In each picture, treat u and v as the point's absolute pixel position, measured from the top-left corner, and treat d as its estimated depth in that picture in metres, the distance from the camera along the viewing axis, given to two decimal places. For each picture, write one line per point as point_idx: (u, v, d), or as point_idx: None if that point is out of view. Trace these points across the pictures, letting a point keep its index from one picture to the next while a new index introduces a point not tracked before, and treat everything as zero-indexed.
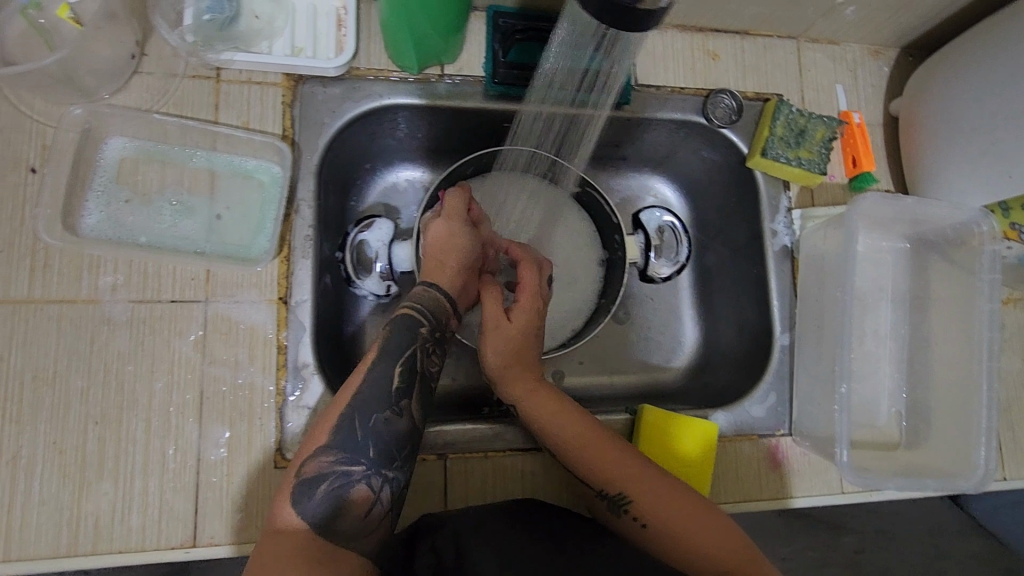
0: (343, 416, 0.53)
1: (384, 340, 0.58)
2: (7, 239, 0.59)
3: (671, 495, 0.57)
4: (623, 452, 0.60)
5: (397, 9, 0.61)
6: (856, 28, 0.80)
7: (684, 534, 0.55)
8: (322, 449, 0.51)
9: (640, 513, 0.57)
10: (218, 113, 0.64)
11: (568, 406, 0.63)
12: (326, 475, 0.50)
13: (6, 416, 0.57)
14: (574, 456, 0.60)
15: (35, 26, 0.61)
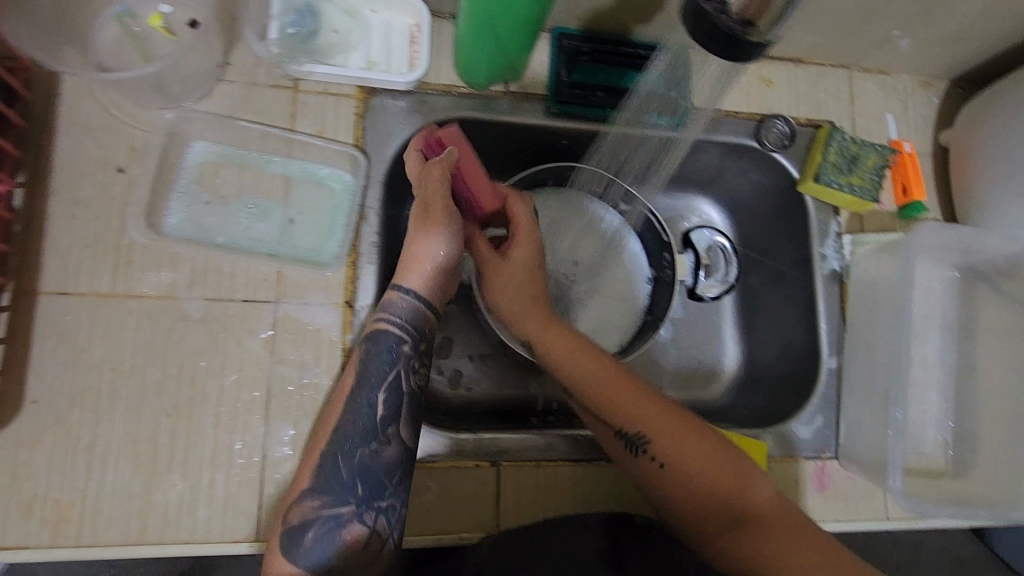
0: (327, 454, 0.55)
1: (361, 367, 0.58)
2: (94, 235, 0.61)
3: (684, 429, 0.59)
4: (640, 391, 0.61)
5: (476, 27, 0.62)
6: (909, 59, 0.81)
7: (697, 468, 0.57)
8: (307, 493, 0.54)
9: (658, 452, 0.58)
10: (295, 122, 0.67)
11: (587, 346, 0.63)
12: (312, 520, 0.53)
13: (84, 405, 0.59)
14: (591, 392, 0.61)
15: (129, 33, 0.64)
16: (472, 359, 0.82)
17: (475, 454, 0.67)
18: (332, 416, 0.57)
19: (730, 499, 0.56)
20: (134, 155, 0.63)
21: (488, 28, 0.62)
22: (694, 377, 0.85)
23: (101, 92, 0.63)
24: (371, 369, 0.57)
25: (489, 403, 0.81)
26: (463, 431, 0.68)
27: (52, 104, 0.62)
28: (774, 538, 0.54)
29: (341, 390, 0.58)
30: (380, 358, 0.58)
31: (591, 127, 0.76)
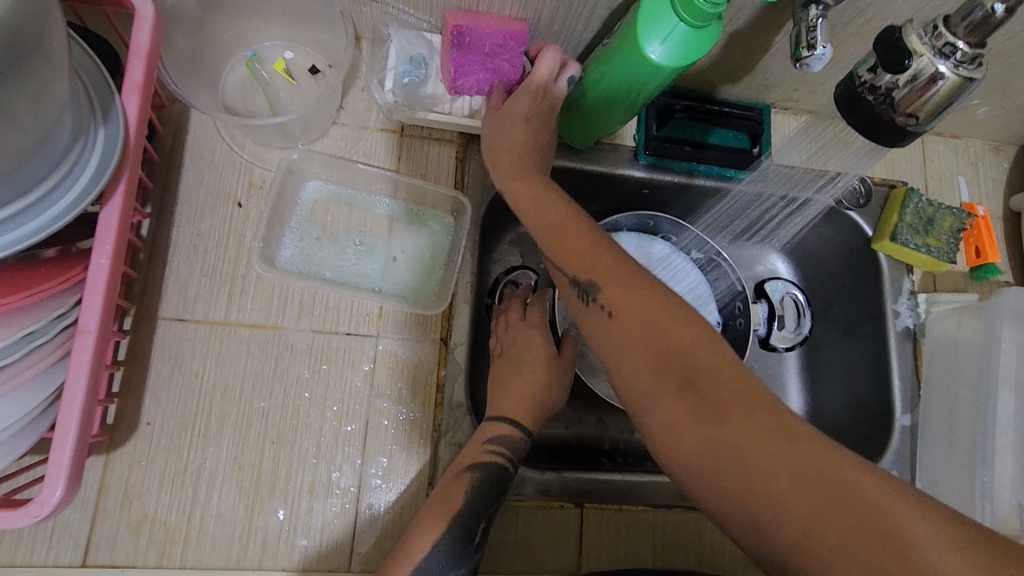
0: (426, 561, 0.56)
1: (467, 494, 0.59)
2: (213, 264, 0.64)
3: (644, 285, 0.53)
4: (598, 243, 0.57)
5: (606, 72, 0.61)
6: (982, 125, 0.84)
7: (647, 318, 0.51)
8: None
9: (608, 299, 0.54)
10: (399, 164, 0.70)
11: (573, 214, 0.59)
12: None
13: (194, 429, 0.61)
14: (552, 243, 0.59)
15: (255, 77, 0.68)
16: None
17: (560, 495, 0.68)
18: (431, 526, 0.58)
19: (684, 350, 0.49)
20: (253, 190, 0.66)
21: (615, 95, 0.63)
22: None
23: (226, 130, 0.67)
24: (481, 491, 0.59)
25: (561, 441, 0.81)
26: (547, 470, 0.69)
27: (180, 140, 0.66)
28: (718, 396, 0.46)
29: (441, 503, 0.59)
30: (487, 487, 0.60)
31: (676, 181, 0.78)
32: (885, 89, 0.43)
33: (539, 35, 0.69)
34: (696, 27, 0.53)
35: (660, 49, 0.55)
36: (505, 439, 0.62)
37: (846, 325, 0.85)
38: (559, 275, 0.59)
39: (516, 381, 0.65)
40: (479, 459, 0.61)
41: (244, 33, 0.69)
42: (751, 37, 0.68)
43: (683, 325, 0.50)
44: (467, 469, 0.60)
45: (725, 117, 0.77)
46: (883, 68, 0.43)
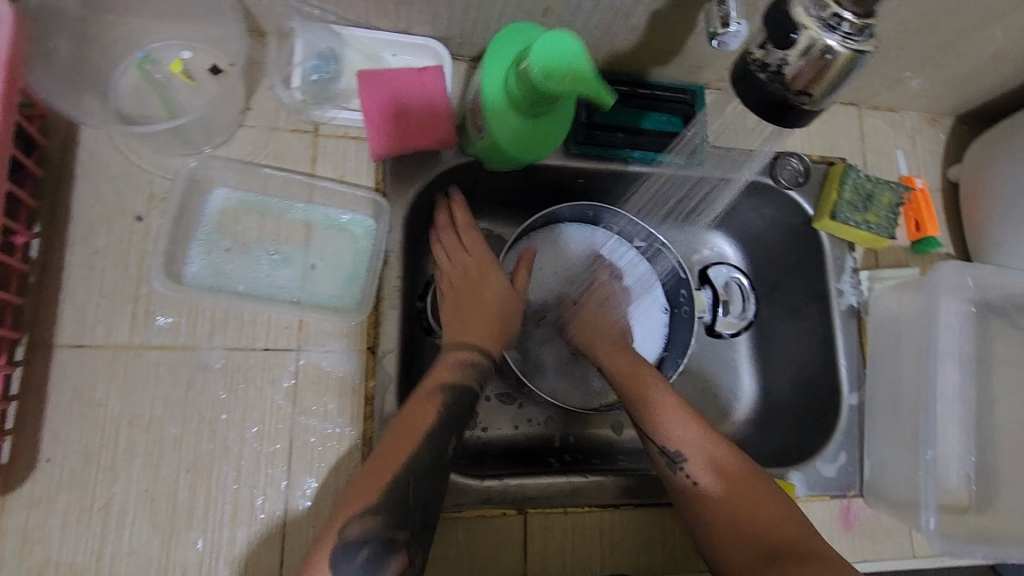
0: (396, 481, 0.55)
1: (439, 410, 0.61)
2: (112, 284, 0.60)
3: (728, 461, 0.63)
4: (685, 412, 0.67)
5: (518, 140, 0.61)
6: (917, 97, 0.83)
7: (730, 492, 0.61)
8: (370, 509, 0.54)
9: (693, 468, 0.63)
10: (315, 166, 0.66)
11: (661, 386, 0.69)
12: (369, 538, 0.53)
13: (100, 462, 0.57)
14: (636, 403, 0.68)
15: (149, 80, 0.63)
16: (489, 400, 0.79)
17: (502, 502, 0.65)
18: (405, 441, 0.58)
19: (763, 519, 0.59)
20: (153, 202, 0.62)
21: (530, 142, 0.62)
22: (707, 412, 0.84)
23: (120, 139, 0.62)
24: (455, 406, 0.62)
25: (508, 445, 0.78)
26: (488, 477, 0.66)
27: (69, 153, 0.61)
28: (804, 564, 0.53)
29: (415, 418, 0.59)
30: (459, 401, 0.62)
31: (612, 169, 0.75)
32: (777, 66, 0.39)
33: (455, 22, 0.66)
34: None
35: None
36: (477, 360, 0.66)
37: (792, 307, 0.84)
38: (643, 437, 0.67)
39: (480, 309, 0.70)
40: (452, 378, 0.63)
41: (135, 32, 0.64)
42: (675, 17, 0.66)
43: (745, 479, 0.62)
44: (439, 387, 0.62)
45: (656, 100, 0.75)
46: (773, 43, 0.39)
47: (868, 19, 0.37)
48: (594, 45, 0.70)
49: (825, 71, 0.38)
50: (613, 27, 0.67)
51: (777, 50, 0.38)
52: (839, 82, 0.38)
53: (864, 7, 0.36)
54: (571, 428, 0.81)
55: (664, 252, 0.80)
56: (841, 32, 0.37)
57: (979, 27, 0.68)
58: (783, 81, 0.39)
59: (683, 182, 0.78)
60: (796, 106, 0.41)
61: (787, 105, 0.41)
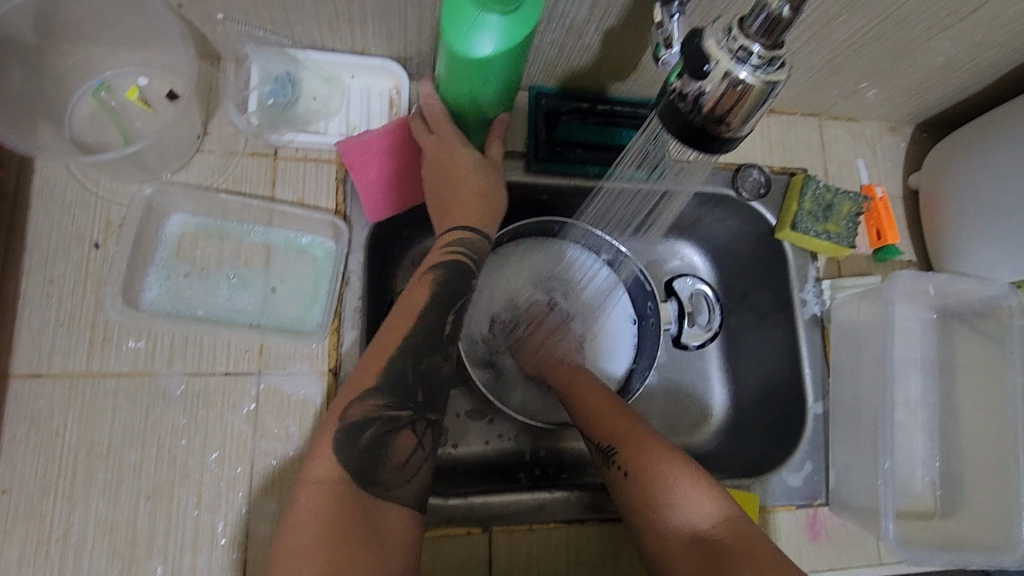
0: (394, 360, 0.58)
1: (434, 290, 0.62)
2: (69, 313, 0.60)
3: (658, 452, 0.63)
4: (622, 410, 0.68)
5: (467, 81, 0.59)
6: (875, 107, 0.84)
7: (660, 482, 0.61)
8: (371, 391, 0.56)
9: (624, 462, 0.64)
10: (275, 189, 0.67)
11: (600, 389, 0.71)
12: (373, 419, 0.56)
13: (58, 492, 0.57)
14: (577, 406, 0.71)
15: (105, 107, 0.63)
16: (458, 416, 0.79)
17: (466, 521, 0.65)
18: (402, 322, 0.60)
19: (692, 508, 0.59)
20: (111, 229, 0.62)
21: (453, 92, 0.62)
22: (680, 422, 0.85)
23: (77, 166, 0.63)
24: (448, 283, 0.62)
25: (480, 462, 0.78)
26: (453, 495, 0.67)
27: (24, 181, 0.62)
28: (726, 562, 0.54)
29: (409, 301, 0.61)
30: (452, 280, 0.62)
31: (573, 183, 0.76)
32: (693, 96, 0.40)
33: (410, 43, 0.66)
34: (510, 9, 0.50)
35: (487, 43, 0.52)
36: (465, 240, 0.64)
37: (759, 316, 0.85)
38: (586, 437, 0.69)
39: (461, 190, 0.65)
40: (442, 260, 0.63)
41: (91, 60, 0.64)
42: (626, 35, 0.66)
43: (675, 467, 0.61)
44: (431, 269, 0.63)
45: (615, 116, 0.76)
46: (687, 75, 0.39)
47: (776, 50, 0.38)
48: (551, 63, 0.71)
49: (740, 102, 0.39)
50: (567, 45, 0.67)
51: (694, 81, 0.39)
52: (754, 111, 0.39)
53: (773, 40, 0.37)
54: (543, 441, 0.81)
55: (627, 263, 0.80)
56: (751, 64, 0.38)
57: (926, 39, 0.69)
58: (701, 110, 0.40)
59: (633, 195, 0.77)
60: (714, 133, 0.42)
61: (705, 132, 0.42)
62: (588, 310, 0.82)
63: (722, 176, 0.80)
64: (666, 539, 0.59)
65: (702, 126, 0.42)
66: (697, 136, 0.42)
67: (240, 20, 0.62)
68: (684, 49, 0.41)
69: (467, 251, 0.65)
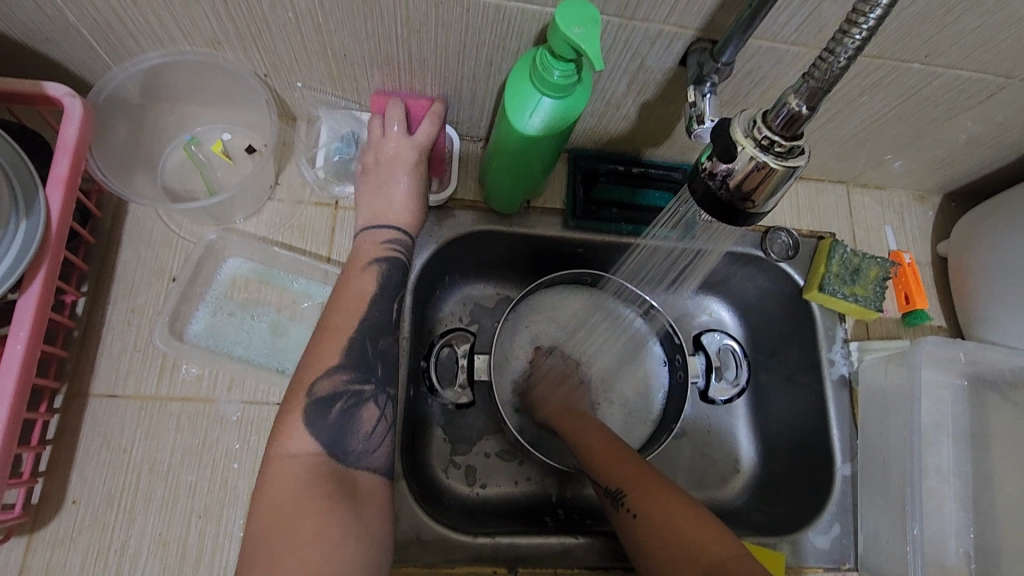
0: (353, 343, 0.60)
1: (380, 278, 0.65)
2: (145, 341, 0.66)
3: (661, 496, 0.63)
4: (628, 456, 0.69)
5: (518, 153, 0.65)
6: (902, 177, 0.87)
7: (667, 523, 0.60)
8: (335, 369, 0.58)
9: (633, 503, 0.64)
10: (334, 236, 0.73)
11: (614, 441, 0.71)
12: (340, 393, 0.57)
13: (120, 505, 0.61)
14: (586, 454, 0.71)
15: (192, 159, 0.71)
16: (488, 457, 0.82)
17: (494, 559, 0.68)
18: (350, 310, 0.62)
19: (701, 547, 0.57)
20: (187, 266, 0.69)
21: (503, 160, 0.67)
22: (707, 475, 0.86)
23: (165, 211, 0.71)
24: (390, 277, 0.65)
25: (506, 501, 0.80)
26: (481, 534, 0.69)
27: (118, 222, 0.70)
28: None
29: (354, 291, 0.64)
30: (395, 274, 0.66)
31: (607, 240, 0.80)
32: (721, 176, 0.44)
33: (463, 111, 0.73)
34: (562, 95, 0.56)
35: (539, 120, 0.58)
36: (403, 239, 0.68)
37: (787, 374, 0.86)
38: (597, 487, 0.69)
39: (408, 191, 0.69)
40: (383, 253, 0.66)
41: (183, 117, 0.73)
42: (661, 109, 0.72)
43: (682, 510, 0.61)
44: (374, 261, 0.66)
45: (649, 178, 0.81)
46: (716, 157, 0.44)
47: (795, 141, 0.43)
48: (591, 129, 0.77)
49: (765, 182, 0.43)
50: (606, 114, 0.74)
51: (722, 162, 0.44)
52: (776, 191, 0.43)
53: (793, 131, 0.42)
54: (569, 488, 0.82)
55: (658, 315, 0.82)
56: (773, 150, 0.42)
57: (948, 119, 0.73)
58: (728, 186, 0.44)
59: (667, 253, 0.81)
60: (741, 206, 0.46)
61: (733, 205, 0.46)
62: (618, 362, 0.85)
63: (753, 237, 0.84)
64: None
65: (728, 200, 0.46)
66: (724, 207, 0.46)
67: (316, 88, 0.70)
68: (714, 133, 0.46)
69: (402, 248, 0.68)
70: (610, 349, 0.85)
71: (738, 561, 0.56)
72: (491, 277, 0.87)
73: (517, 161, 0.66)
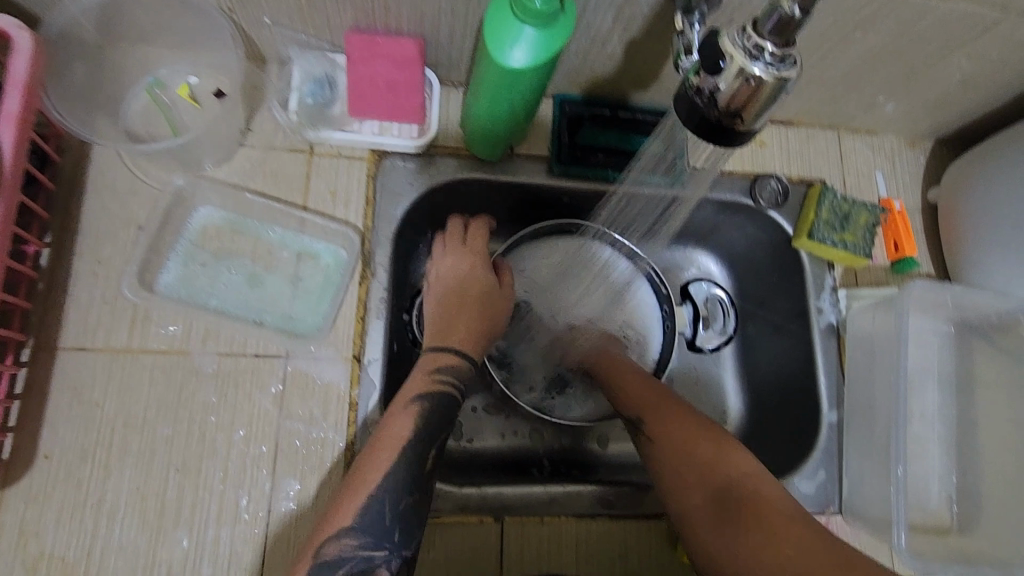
0: (370, 501, 0.56)
1: (419, 418, 0.61)
2: (113, 292, 0.64)
3: (680, 426, 0.67)
4: (646, 385, 0.73)
5: (500, 92, 0.61)
6: (895, 120, 0.85)
7: (685, 449, 0.65)
8: (346, 531, 0.54)
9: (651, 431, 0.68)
10: (309, 183, 0.70)
11: (637, 372, 0.75)
12: (346, 560, 0.53)
13: (95, 460, 0.60)
14: (610, 385, 0.75)
15: (157, 103, 0.68)
16: (475, 411, 0.81)
17: (478, 510, 0.67)
18: (382, 455, 0.58)
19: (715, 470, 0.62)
20: (156, 216, 0.66)
21: (485, 101, 0.64)
22: None
23: (128, 156, 0.67)
24: (430, 418, 0.62)
25: (493, 455, 0.79)
26: (466, 485, 0.68)
27: (80, 169, 0.66)
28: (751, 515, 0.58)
29: (392, 432, 0.60)
30: (439, 413, 0.63)
31: (592, 187, 0.78)
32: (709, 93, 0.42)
33: (441, 49, 0.70)
34: (545, 24, 0.54)
35: (522, 54, 0.56)
36: (453, 370, 0.66)
37: (775, 324, 0.86)
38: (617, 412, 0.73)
39: (463, 318, 0.71)
40: (429, 390, 0.63)
41: (144, 58, 0.69)
42: (648, 46, 0.69)
43: (698, 438, 0.66)
44: (416, 398, 0.63)
45: (637, 124, 0.78)
46: (704, 71, 0.42)
47: (787, 49, 0.41)
48: (575, 71, 0.74)
49: (755, 97, 0.41)
50: (591, 53, 0.70)
51: (711, 77, 0.42)
52: (769, 105, 0.41)
53: (784, 38, 0.40)
54: (557, 439, 0.82)
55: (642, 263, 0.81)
56: (764, 60, 0.40)
57: (943, 56, 0.71)
58: (717, 106, 0.42)
59: (650, 202, 0.79)
60: (731, 127, 0.44)
61: (723, 127, 0.44)
62: (606, 308, 0.83)
63: (741, 185, 0.82)
64: (687, 497, 0.62)
65: (717, 121, 0.44)
66: (715, 127, 0.44)
67: (284, 24, 0.66)
68: (702, 50, 0.43)
69: (452, 383, 0.66)
70: (596, 293, 0.83)
71: (753, 481, 0.61)
72: None
73: (498, 101, 0.63)
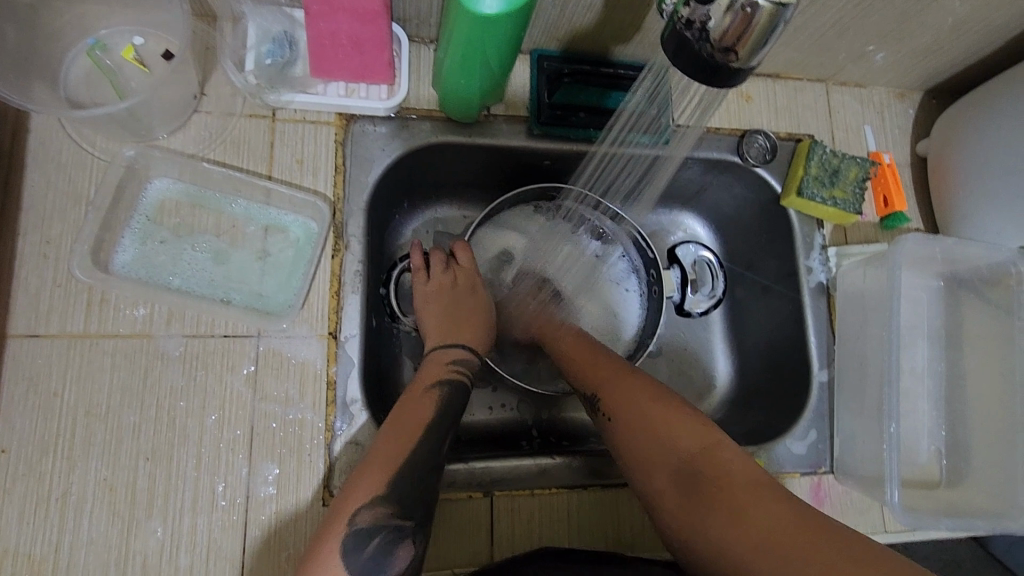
0: (399, 472, 0.53)
1: (438, 406, 0.60)
2: (65, 274, 0.59)
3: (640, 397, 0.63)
4: (604, 358, 0.69)
5: (471, 42, 0.57)
6: (883, 71, 0.82)
7: (647, 421, 0.61)
8: (379, 498, 0.52)
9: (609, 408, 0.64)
10: (274, 152, 0.66)
11: (594, 346, 0.71)
12: (381, 525, 0.51)
13: (57, 451, 0.56)
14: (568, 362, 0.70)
15: (99, 67, 0.62)
16: None
17: (468, 485, 0.66)
18: (404, 435, 0.56)
19: (679, 439, 0.59)
20: (106, 190, 0.61)
21: (456, 53, 0.59)
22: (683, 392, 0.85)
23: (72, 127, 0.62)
24: (448, 405, 0.61)
25: (480, 430, 0.77)
26: (454, 461, 0.67)
27: (19, 142, 0.61)
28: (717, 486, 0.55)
29: (412, 415, 0.58)
30: (457, 400, 0.62)
31: (574, 148, 0.74)
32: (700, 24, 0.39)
33: (408, 3, 0.65)
34: None
35: None
36: (465, 361, 0.66)
37: (765, 285, 0.84)
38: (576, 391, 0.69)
39: (465, 318, 0.69)
40: (443, 379, 0.63)
41: (83, 18, 0.63)
42: None
43: (660, 406, 0.62)
44: (436, 385, 0.62)
45: (620, 79, 0.74)
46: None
47: None
48: (552, 24, 0.70)
49: (750, 29, 0.39)
50: (569, 4, 0.66)
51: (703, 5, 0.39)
52: (763, 39, 0.39)
53: None
54: (546, 411, 0.80)
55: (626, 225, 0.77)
56: None
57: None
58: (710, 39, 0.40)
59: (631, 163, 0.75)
60: (723, 64, 0.41)
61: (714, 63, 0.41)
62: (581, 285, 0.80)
63: (729, 142, 0.79)
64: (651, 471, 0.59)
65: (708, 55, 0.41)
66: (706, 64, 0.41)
67: None
68: None
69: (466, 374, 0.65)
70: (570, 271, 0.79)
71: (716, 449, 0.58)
72: (451, 196, 0.81)
73: (471, 53, 0.58)
